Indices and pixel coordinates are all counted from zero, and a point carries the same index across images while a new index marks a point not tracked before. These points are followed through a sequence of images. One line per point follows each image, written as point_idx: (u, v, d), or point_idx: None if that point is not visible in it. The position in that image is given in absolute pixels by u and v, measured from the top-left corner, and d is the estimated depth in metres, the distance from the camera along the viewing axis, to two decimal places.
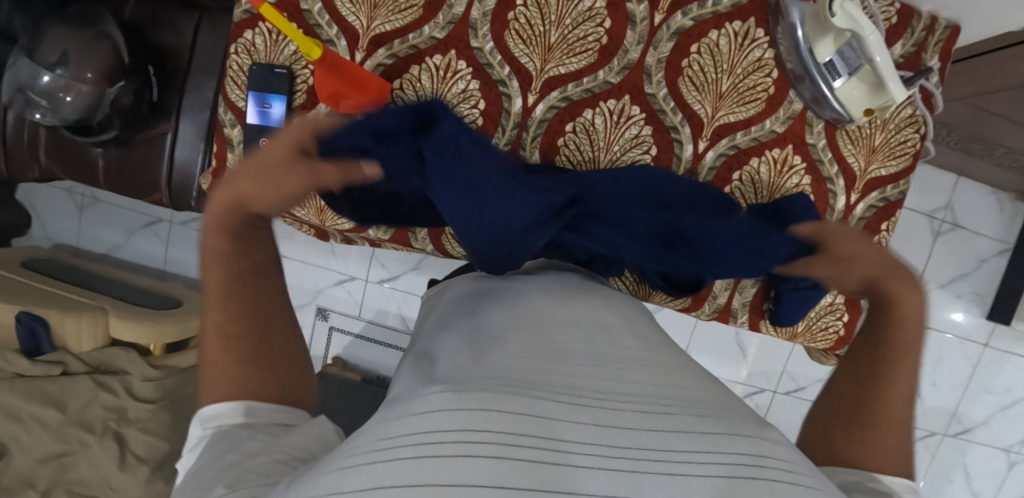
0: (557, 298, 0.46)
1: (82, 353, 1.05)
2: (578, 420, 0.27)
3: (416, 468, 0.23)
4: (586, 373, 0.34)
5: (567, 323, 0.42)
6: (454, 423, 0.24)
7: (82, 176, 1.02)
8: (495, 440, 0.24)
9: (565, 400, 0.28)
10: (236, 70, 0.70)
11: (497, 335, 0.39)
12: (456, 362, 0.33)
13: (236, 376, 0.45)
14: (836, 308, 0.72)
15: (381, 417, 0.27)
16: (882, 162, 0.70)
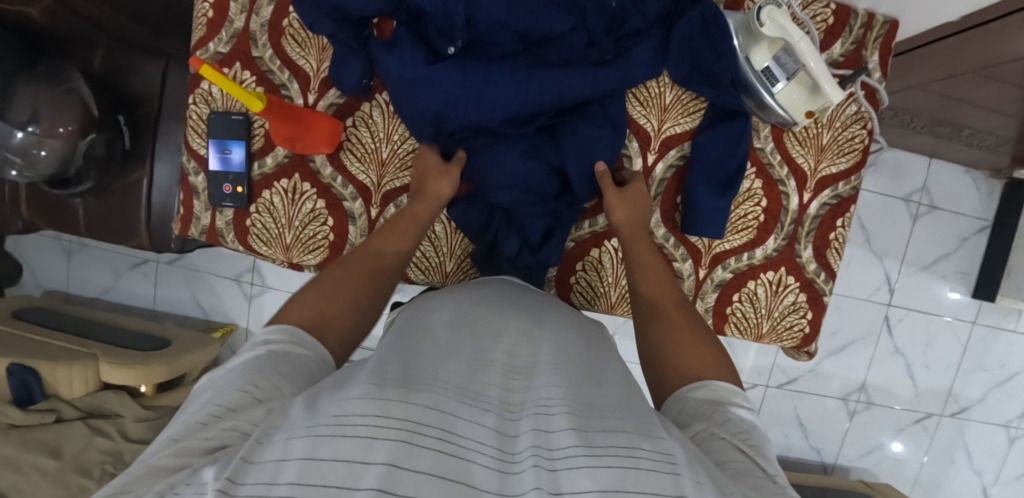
0: (490, 321, 0.55)
1: (75, 398, 1.06)
2: (477, 427, 0.36)
3: (333, 440, 0.31)
4: (500, 394, 0.43)
5: (496, 343, 0.51)
6: (374, 412, 0.33)
7: (64, 226, 1.04)
8: (403, 429, 0.32)
9: (472, 413, 0.37)
10: (195, 119, 0.72)
11: (430, 345, 0.48)
12: (389, 364, 0.42)
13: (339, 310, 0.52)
14: (800, 306, 0.74)
15: (310, 407, 0.35)
16: (832, 159, 0.73)
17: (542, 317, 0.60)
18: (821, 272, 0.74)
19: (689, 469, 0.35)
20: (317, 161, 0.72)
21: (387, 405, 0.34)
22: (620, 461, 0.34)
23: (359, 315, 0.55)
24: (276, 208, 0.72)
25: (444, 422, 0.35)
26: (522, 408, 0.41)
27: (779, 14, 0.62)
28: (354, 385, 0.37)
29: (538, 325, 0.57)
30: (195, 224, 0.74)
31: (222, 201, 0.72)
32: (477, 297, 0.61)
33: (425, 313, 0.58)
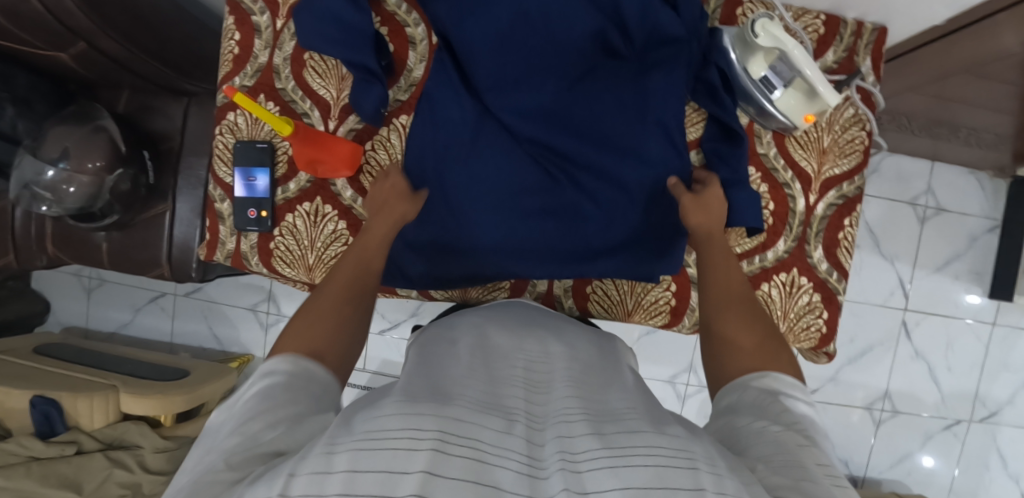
0: (506, 344, 0.57)
1: (95, 430, 1.06)
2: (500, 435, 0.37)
3: (370, 453, 0.32)
4: (519, 405, 0.44)
5: (511, 364, 0.53)
6: (407, 427, 0.35)
7: (88, 260, 1.08)
8: (435, 439, 0.34)
9: (496, 423, 0.39)
10: (221, 149, 0.75)
11: (448, 368, 0.51)
12: (408, 389, 0.44)
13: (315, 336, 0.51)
14: (815, 305, 0.75)
15: (344, 431, 0.36)
16: (834, 161, 0.74)
17: (557, 335, 0.62)
18: (834, 271, 0.74)
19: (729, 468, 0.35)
20: (337, 184, 0.74)
21: (417, 420, 0.35)
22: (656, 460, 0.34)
23: (350, 344, 0.53)
24: (298, 230, 0.75)
25: (469, 432, 0.36)
26: (544, 421, 0.42)
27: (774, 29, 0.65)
28: (384, 404, 0.39)
29: (551, 342, 0.60)
30: (220, 249, 0.76)
31: (247, 225, 0.74)
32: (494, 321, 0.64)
33: (442, 340, 0.60)
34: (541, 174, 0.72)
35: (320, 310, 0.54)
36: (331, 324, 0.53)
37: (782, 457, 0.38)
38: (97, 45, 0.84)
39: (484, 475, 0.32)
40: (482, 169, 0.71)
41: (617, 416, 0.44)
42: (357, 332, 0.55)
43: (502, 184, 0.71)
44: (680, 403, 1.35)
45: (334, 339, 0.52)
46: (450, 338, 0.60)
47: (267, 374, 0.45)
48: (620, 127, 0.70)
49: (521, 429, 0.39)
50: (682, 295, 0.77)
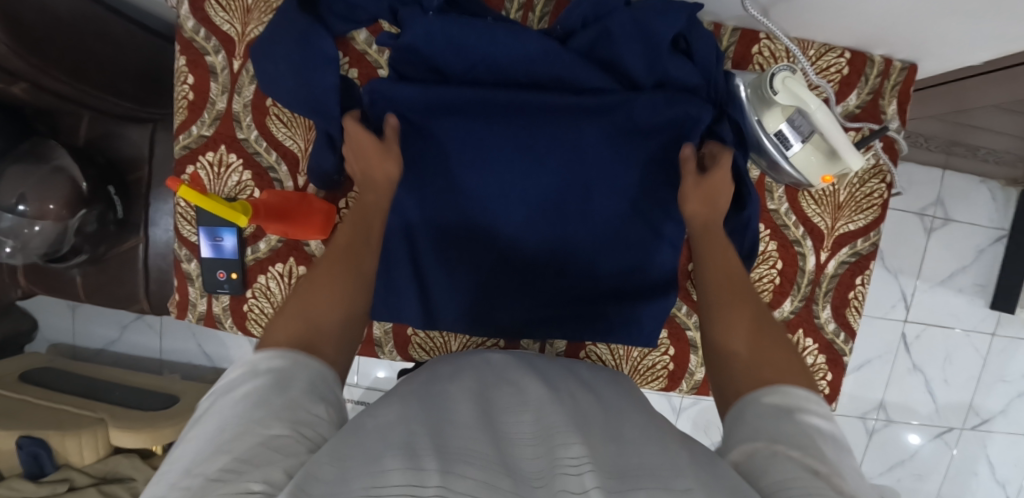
0: (515, 378, 0.52)
1: (86, 465, 1.06)
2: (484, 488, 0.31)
3: None
4: (526, 451, 0.39)
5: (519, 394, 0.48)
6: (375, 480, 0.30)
7: (63, 294, 1.04)
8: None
9: (478, 473, 0.33)
10: (183, 206, 0.69)
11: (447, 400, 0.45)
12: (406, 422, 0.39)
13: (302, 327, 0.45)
14: (818, 367, 0.70)
15: (338, 471, 0.32)
16: (849, 217, 0.67)
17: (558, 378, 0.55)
18: (841, 332, 0.69)
19: None
20: (311, 245, 0.68)
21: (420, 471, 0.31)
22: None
23: (345, 334, 0.47)
24: (272, 293, 0.69)
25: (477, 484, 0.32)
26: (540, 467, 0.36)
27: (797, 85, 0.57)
28: (356, 448, 0.35)
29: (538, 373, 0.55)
30: (192, 310, 0.71)
31: (218, 288, 0.69)
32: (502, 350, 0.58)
33: (449, 369, 0.54)
34: (542, 201, 0.65)
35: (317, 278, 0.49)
36: (329, 291, 0.48)
37: (797, 485, 0.33)
38: (42, 84, 0.77)
39: None
40: (475, 197, 0.65)
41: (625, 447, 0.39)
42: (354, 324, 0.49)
43: (497, 211, 0.65)
44: (675, 416, 1.35)
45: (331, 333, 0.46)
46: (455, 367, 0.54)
47: (250, 373, 0.40)
48: (608, 174, 0.64)
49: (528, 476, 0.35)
50: (681, 360, 0.75)
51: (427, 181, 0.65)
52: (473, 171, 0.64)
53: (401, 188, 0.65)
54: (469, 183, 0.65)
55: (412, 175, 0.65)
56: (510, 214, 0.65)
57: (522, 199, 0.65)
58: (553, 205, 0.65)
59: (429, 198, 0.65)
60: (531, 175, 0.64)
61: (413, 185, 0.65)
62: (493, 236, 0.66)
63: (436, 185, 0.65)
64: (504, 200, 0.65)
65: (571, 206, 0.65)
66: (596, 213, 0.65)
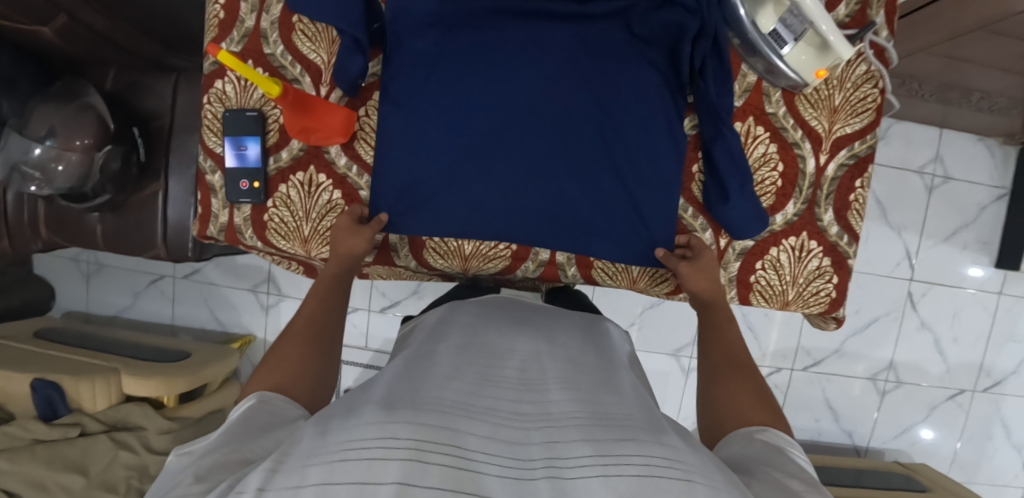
0: (502, 344, 0.58)
1: (98, 412, 1.06)
2: (491, 442, 0.37)
3: (343, 464, 0.32)
4: (508, 406, 0.44)
5: (506, 362, 0.54)
6: (386, 435, 0.34)
7: (83, 243, 1.06)
8: (411, 449, 0.33)
9: (482, 428, 0.39)
10: (210, 118, 0.73)
11: (435, 367, 0.51)
12: (392, 390, 0.43)
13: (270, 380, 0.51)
14: (824, 271, 0.74)
15: (323, 436, 0.36)
16: (845, 120, 0.72)
17: (546, 335, 0.62)
18: (844, 235, 0.73)
19: (705, 476, 0.35)
20: (331, 151, 0.72)
21: (393, 425, 0.35)
22: (636, 467, 0.35)
23: (316, 383, 0.54)
24: (292, 201, 0.73)
25: (449, 437, 0.36)
26: (530, 418, 0.43)
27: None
28: (364, 411, 0.38)
29: (526, 337, 0.60)
30: (214, 222, 0.75)
31: (240, 197, 0.72)
32: (480, 325, 0.62)
33: (427, 345, 0.59)
34: (542, 123, 0.69)
35: (282, 351, 0.55)
36: (295, 362, 0.54)
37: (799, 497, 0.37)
38: (78, 17, 0.81)
39: (469, 485, 0.32)
40: (478, 121, 0.69)
41: (595, 413, 0.43)
42: (321, 379, 0.55)
43: (501, 135, 0.69)
44: (684, 376, 1.35)
45: (302, 383, 0.52)
46: (436, 342, 0.59)
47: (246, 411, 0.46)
48: (607, 88, 0.69)
49: (507, 430, 0.40)
50: None
51: (434, 97, 0.69)
52: (475, 97, 0.68)
53: (409, 114, 0.70)
54: (476, 105, 0.69)
55: (419, 98, 0.69)
56: (513, 136, 0.69)
57: (526, 120, 0.69)
58: (553, 125, 0.70)
59: (438, 121, 0.69)
60: (533, 98, 0.69)
61: (420, 111, 0.69)
62: (497, 157, 0.70)
63: (444, 109, 0.69)
64: (508, 123, 0.69)
65: (570, 124, 0.70)
66: (591, 129, 0.70)
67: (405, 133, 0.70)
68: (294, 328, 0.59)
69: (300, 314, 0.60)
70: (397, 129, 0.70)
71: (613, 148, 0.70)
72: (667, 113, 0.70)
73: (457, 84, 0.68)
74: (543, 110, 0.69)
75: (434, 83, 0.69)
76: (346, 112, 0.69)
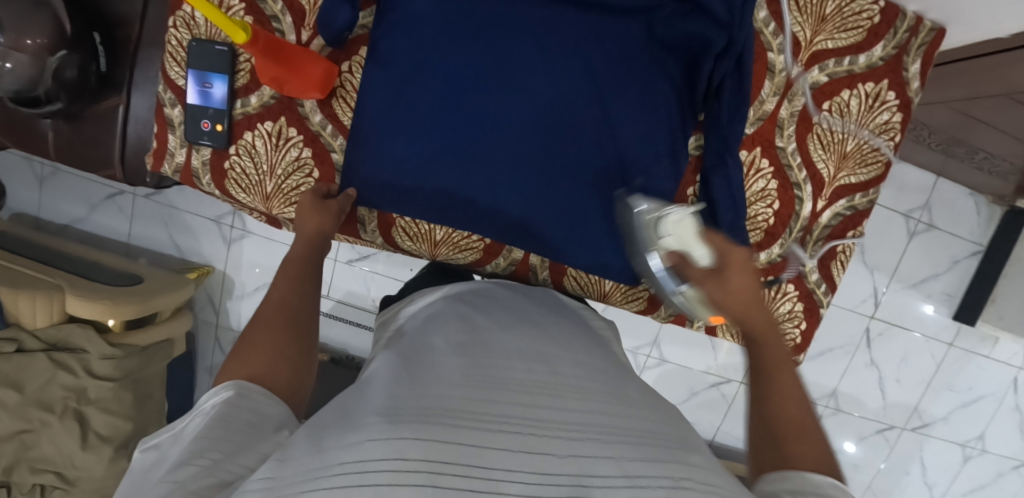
0: (502, 340, 0.53)
1: (37, 329, 1.02)
2: (500, 452, 0.36)
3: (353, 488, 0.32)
4: (516, 412, 0.41)
5: (507, 361, 0.50)
6: (391, 455, 0.33)
7: (32, 149, 0.98)
8: (424, 471, 0.33)
9: (500, 442, 0.37)
10: (174, 45, 0.65)
11: (434, 370, 0.46)
12: (392, 396, 0.41)
13: (242, 373, 0.50)
14: (795, 315, 0.74)
15: (330, 448, 0.36)
16: (851, 169, 0.71)
17: (550, 332, 0.59)
18: (822, 283, 0.73)
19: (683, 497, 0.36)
20: (306, 106, 0.65)
21: (404, 445, 0.34)
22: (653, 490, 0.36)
23: (295, 375, 0.52)
24: (257, 152, 0.66)
25: (462, 454, 0.35)
26: (545, 426, 0.41)
27: (693, 226, 0.58)
28: (364, 424, 0.37)
29: (537, 336, 0.56)
30: (169, 161, 0.68)
31: (200, 138, 0.65)
32: (483, 310, 0.60)
33: (429, 328, 0.56)
34: (548, 116, 0.64)
35: (261, 326, 0.53)
36: (274, 343, 0.52)
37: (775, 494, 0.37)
38: None
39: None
40: (479, 103, 0.64)
41: (606, 428, 0.43)
42: (304, 364, 0.53)
43: (502, 121, 0.64)
44: (637, 373, 1.38)
45: (277, 378, 0.50)
46: (436, 322, 0.57)
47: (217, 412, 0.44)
48: (621, 90, 0.64)
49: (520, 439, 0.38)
50: None
51: (431, 64, 0.63)
52: (477, 75, 0.63)
53: (405, 80, 0.63)
54: (479, 83, 0.63)
55: (414, 63, 0.63)
56: (515, 124, 0.64)
57: (529, 109, 0.64)
58: (556, 118, 0.64)
59: (433, 95, 0.64)
60: (541, 87, 0.63)
61: (414, 80, 0.63)
62: (495, 144, 0.65)
63: (440, 82, 0.63)
64: (510, 109, 0.64)
65: (573, 121, 0.64)
66: (594, 129, 0.65)
67: (397, 99, 0.64)
68: (266, 311, 0.56)
69: (272, 295, 0.58)
70: (384, 94, 0.64)
71: (610, 153, 0.65)
72: (676, 128, 0.65)
73: (455, 58, 0.63)
74: (552, 102, 0.64)
75: (432, 53, 0.63)
76: (324, 65, 0.61)
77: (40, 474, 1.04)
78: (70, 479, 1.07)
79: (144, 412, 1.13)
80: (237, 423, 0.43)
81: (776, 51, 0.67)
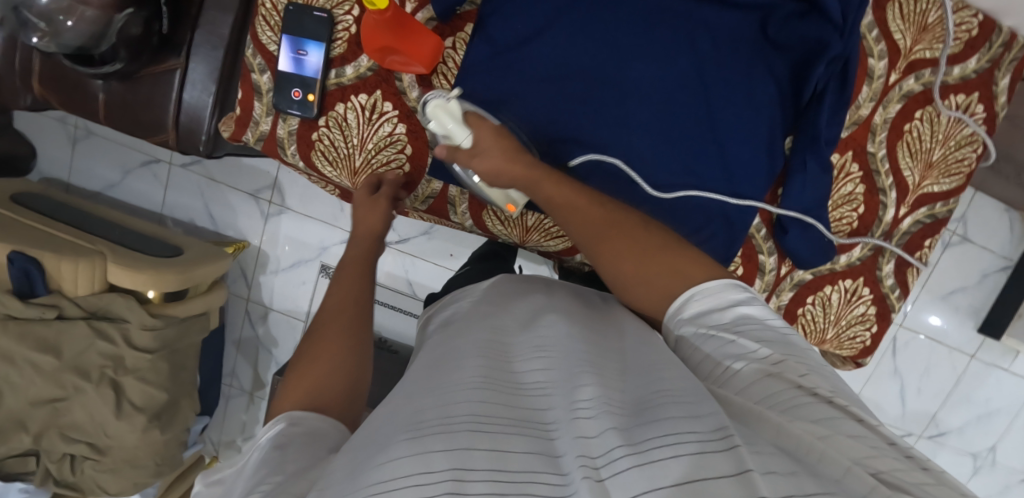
0: (517, 325, 0.49)
1: (79, 296, 1.00)
2: (524, 454, 0.31)
3: None
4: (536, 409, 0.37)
5: (525, 349, 0.45)
6: (418, 468, 0.28)
7: (80, 110, 0.95)
8: (451, 478, 0.28)
9: (524, 443, 0.32)
10: (267, 8, 0.64)
11: (454, 364, 0.42)
12: (412, 406, 0.36)
13: (303, 385, 0.46)
14: (867, 318, 0.74)
15: (353, 476, 0.31)
16: (936, 178, 0.71)
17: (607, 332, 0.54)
18: (897, 289, 0.73)
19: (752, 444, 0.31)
20: (404, 79, 0.64)
21: (427, 457, 0.29)
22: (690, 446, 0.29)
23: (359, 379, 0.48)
24: (348, 125, 0.65)
25: (498, 458, 0.30)
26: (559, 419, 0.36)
27: (457, 110, 0.57)
28: (390, 443, 0.32)
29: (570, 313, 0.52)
30: (253, 129, 0.67)
31: (290, 107, 0.64)
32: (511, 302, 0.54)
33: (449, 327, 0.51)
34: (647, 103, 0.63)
35: (314, 349, 0.48)
36: (328, 359, 0.47)
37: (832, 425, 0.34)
38: None
39: None
40: (575, 86, 0.63)
41: (628, 396, 0.38)
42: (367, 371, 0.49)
43: (599, 105, 0.63)
44: None
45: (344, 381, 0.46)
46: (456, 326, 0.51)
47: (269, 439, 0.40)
48: (725, 83, 0.63)
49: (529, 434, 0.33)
50: (747, 281, 0.72)
51: (534, 45, 0.62)
52: (578, 59, 0.62)
53: (505, 62, 0.63)
54: (577, 67, 0.62)
55: (515, 45, 0.62)
56: (614, 110, 0.63)
57: (628, 95, 0.63)
58: (658, 106, 0.63)
59: (532, 76, 0.63)
60: (644, 75, 0.63)
61: (513, 62, 0.63)
62: (587, 129, 0.64)
63: (540, 66, 0.63)
64: (610, 95, 0.63)
65: (675, 110, 0.63)
66: (697, 120, 0.64)
67: (496, 80, 0.63)
68: (324, 317, 0.52)
69: (329, 300, 0.54)
70: (481, 75, 0.63)
71: (711, 146, 0.65)
72: (774, 126, 0.65)
73: (559, 40, 0.62)
74: (652, 90, 0.63)
75: (533, 43, 0.62)
76: (436, 41, 0.60)
77: (72, 443, 1.02)
78: (102, 451, 1.04)
79: (178, 384, 1.10)
80: (292, 445, 0.39)
81: (877, 57, 0.66)
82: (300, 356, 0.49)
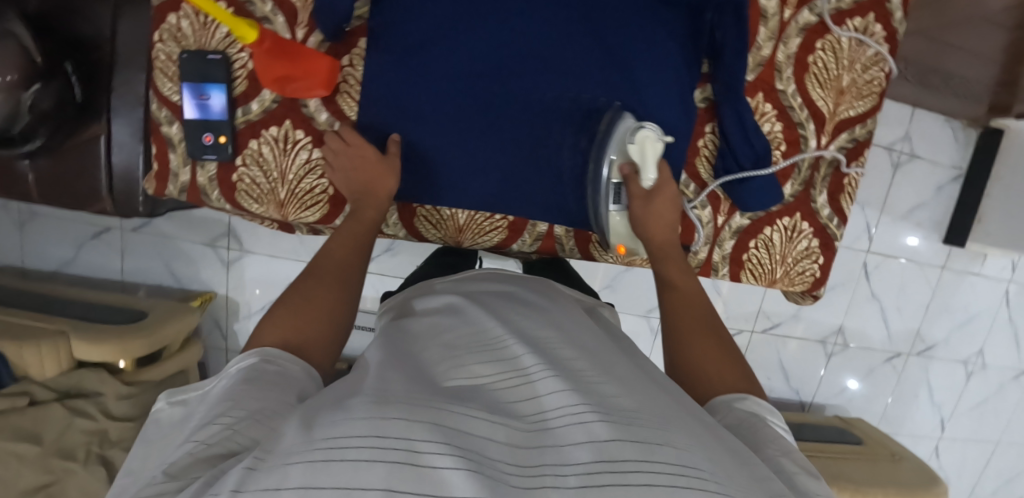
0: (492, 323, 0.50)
1: (47, 379, 1.00)
2: (482, 439, 0.32)
3: (328, 465, 0.27)
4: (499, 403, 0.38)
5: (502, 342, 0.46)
6: (371, 430, 0.29)
7: (12, 192, 0.94)
8: (402, 448, 0.28)
9: (482, 425, 0.33)
10: (163, 60, 0.64)
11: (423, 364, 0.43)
12: (380, 380, 0.37)
13: (292, 327, 0.48)
14: (812, 251, 0.76)
15: (310, 428, 0.31)
16: (850, 102, 0.73)
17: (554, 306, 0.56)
18: (834, 217, 0.75)
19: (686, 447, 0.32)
20: (310, 105, 0.64)
21: (381, 423, 0.30)
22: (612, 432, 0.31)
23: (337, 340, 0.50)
24: (264, 160, 0.65)
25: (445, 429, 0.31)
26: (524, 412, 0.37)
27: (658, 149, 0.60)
28: (353, 404, 0.33)
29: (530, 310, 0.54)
30: (173, 182, 0.67)
31: (204, 153, 0.64)
32: (478, 304, 0.55)
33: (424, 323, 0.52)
34: (553, 86, 0.64)
35: (310, 292, 0.51)
36: (319, 317, 0.50)
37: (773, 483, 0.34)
38: None
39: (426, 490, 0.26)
40: (479, 81, 0.64)
41: (587, 385, 0.39)
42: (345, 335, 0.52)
43: (507, 96, 0.64)
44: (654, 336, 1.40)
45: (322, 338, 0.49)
46: (418, 325, 0.52)
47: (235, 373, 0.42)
48: (625, 50, 0.64)
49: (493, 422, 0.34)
50: (687, 239, 0.73)
51: (432, 47, 0.63)
52: (477, 53, 0.63)
53: (406, 68, 0.63)
54: (479, 61, 0.63)
55: (414, 48, 0.63)
56: (523, 97, 0.65)
57: (534, 80, 0.64)
58: (565, 86, 0.64)
59: (436, 78, 0.63)
60: (544, 58, 0.64)
61: (414, 66, 0.63)
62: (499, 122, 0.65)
63: (440, 67, 0.63)
64: (517, 83, 0.64)
65: (581, 87, 0.65)
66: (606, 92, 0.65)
67: (401, 88, 0.64)
68: (320, 265, 0.55)
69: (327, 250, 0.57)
70: (386, 86, 0.64)
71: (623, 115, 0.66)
72: (680, 82, 0.66)
73: (454, 38, 0.63)
74: (556, 70, 0.64)
75: (435, 43, 0.63)
76: (331, 62, 0.61)
77: None
78: None
79: None
80: (258, 380, 0.41)
81: None
82: (290, 297, 0.51)
